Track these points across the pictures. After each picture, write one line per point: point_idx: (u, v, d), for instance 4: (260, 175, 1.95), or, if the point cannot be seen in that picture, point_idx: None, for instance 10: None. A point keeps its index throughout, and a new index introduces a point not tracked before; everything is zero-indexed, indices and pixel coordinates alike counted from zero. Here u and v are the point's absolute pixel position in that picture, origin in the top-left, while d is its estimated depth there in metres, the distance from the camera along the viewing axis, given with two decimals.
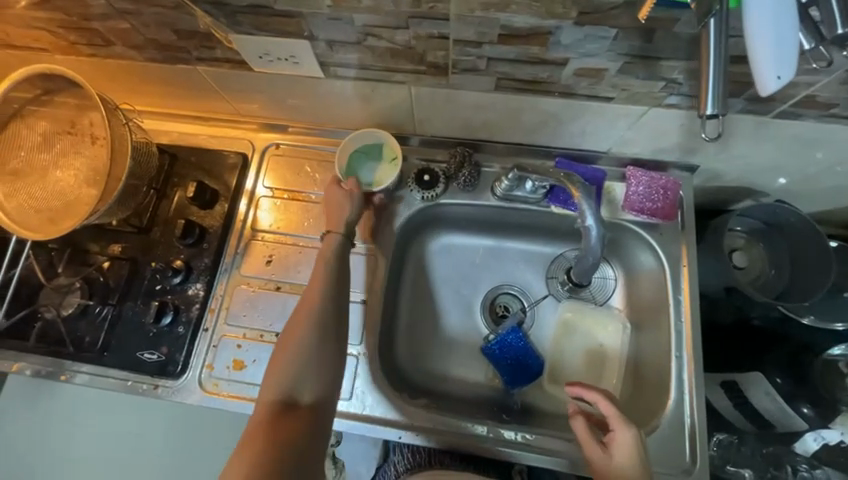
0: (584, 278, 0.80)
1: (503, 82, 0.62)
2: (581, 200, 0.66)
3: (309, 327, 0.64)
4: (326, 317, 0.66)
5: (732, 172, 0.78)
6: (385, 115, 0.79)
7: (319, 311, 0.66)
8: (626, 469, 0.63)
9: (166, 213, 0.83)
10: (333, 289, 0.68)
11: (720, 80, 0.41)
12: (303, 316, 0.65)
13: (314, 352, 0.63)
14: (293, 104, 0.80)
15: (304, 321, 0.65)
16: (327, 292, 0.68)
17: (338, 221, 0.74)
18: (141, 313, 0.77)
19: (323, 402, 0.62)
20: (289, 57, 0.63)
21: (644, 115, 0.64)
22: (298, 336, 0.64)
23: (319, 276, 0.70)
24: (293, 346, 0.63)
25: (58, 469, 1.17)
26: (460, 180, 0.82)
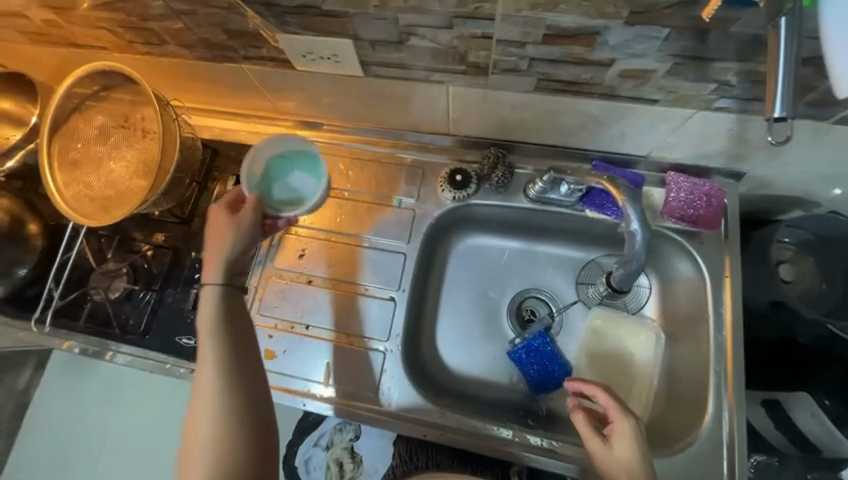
0: (624, 283, 0.78)
1: (543, 83, 0.61)
2: (625, 204, 0.66)
3: (208, 407, 0.58)
4: (222, 384, 0.59)
5: (781, 180, 0.74)
6: (419, 115, 0.79)
7: (207, 383, 0.59)
8: (628, 461, 0.62)
9: (206, 205, 0.86)
10: (229, 360, 0.61)
11: (788, 81, 0.39)
12: (201, 395, 0.59)
13: (224, 440, 0.57)
14: (330, 102, 0.81)
15: (206, 390, 0.59)
16: (217, 365, 0.60)
17: (215, 269, 0.65)
18: (181, 300, 0.81)
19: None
20: (331, 56, 0.65)
21: (690, 119, 0.62)
22: (202, 418, 0.58)
23: (203, 342, 0.62)
24: (203, 434, 0.57)
25: (96, 444, 1.24)
26: (492, 182, 0.81)
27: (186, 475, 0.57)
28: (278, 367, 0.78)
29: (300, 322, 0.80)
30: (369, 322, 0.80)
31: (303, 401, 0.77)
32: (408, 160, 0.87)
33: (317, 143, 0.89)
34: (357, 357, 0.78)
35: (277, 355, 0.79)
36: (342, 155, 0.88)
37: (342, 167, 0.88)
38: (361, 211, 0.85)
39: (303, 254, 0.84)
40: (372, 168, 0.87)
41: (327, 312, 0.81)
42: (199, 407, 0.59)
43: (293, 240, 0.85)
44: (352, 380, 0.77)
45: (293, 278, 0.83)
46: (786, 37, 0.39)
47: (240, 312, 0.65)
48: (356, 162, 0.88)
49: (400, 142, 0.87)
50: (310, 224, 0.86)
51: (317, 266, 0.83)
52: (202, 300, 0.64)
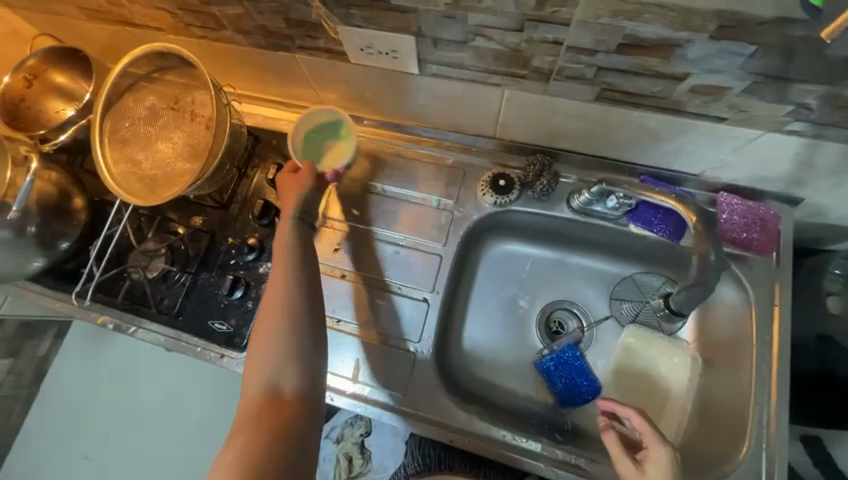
0: (685, 306, 0.73)
1: (605, 93, 0.60)
2: (693, 225, 0.63)
3: (278, 321, 0.63)
4: (293, 306, 0.65)
5: (840, 209, 0.71)
6: (466, 116, 0.78)
7: (284, 298, 0.65)
8: None
9: (245, 192, 0.87)
10: (294, 291, 0.66)
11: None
12: (269, 318, 0.64)
13: (292, 343, 0.63)
14: (376, 97, 0.81)
15: (274, 316, 0.64)
16: (290, 290, 0.66)
17: (292, 203, 0.71)
18: (216, 285, 0.81)
19: (303, 396, 0.62)
20: (389, 51, 0.64)
21: (756, 140, 0.60)
22: (270, 339, 0.63)
23: (277, 275, 0.67)
24: (270, 341, 0.63)
25: (112, 417, 1.26)
26: (535, 189, 0.80)
27: (253, 389, 0.62)
28: None
29: (331, 316, 0.81)
30: (400, 320, 0.79)
31: (330, 395, 0.76)
32: (449, 161, 0.86)
33: (358, 138, 0.88)
34: (386, 356, 0.78)
35: None
36: (382, 151, 0.88)
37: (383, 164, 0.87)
38: (399, 209, 0.85)
39: (339, 248, 0.84)
40: (412, 167, 0.87)
41: (359, 308, 0.81)
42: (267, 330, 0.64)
43: (329, 233, 0.85)
44: (380, 378, 0.77)
45: (327, 270, 0.83)
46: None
47: (312, 246, 0.71)
48: (396, 159, 0.88)
49: (442, 142, 0.87)
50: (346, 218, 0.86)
51: (351, 261, 0.83)
52: (280, 232, 0.70)
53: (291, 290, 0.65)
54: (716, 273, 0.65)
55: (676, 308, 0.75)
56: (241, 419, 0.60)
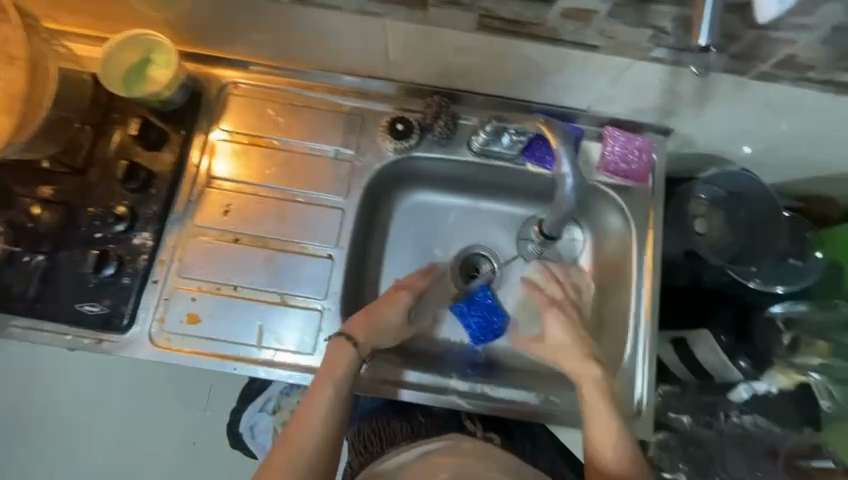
0: (556, 230, 0.76)
1: (485, 20, 0.58)
2: (559, 145, 0.63)
3: (303, 453, 0.63)
4: (305, 443, 0.64)
5: (704, 138, 0.78)
6: (356, 55, 0.72)
7: (309, 438, 0.64)
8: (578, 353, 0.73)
9: (104, 154, 0.73)
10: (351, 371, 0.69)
11: (714, 15, 0.43)
12: (296, 442, 0.64)
13: None
14: (252, 32, 0.71)
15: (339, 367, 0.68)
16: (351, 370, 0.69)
17: (368, 332, 0.71)
18: (79, 262, 0.70)
19: None
20: None
21: (627, 70, 0.62)
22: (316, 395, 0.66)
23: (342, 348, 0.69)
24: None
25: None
26: (435, 132, 0.78)
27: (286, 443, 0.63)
28: (202, 333, 0.72)
29: (227, 284, 0.73)
30: (304, 281, 0.75)
31: (234, 365, 0.71)
32: (345, 107, 0.80)
33: (241, 86, 0.79)
34: (292, 318, 0.73)
35: (201, 318, 0.72)
36: (271, 99, 0.79)
37: (271, 111, 0.79)
38: (294, 163, 0.78)
39: (229, 210, 0.76)
40: (306, 115, 0.79)
41: (258, 274, 0.74)
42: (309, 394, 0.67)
43: (215, 195, 0.76)
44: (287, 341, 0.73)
45: (217, 236, 0.75)
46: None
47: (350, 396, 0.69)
48: (287, 107, 0.79)
49: (337, 86, 0.80)
50: (237, 178, 0.77)
51: (245, 224, 0.75)
52: (336, 354, 0.69)
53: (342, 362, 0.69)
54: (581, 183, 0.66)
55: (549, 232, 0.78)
56: None
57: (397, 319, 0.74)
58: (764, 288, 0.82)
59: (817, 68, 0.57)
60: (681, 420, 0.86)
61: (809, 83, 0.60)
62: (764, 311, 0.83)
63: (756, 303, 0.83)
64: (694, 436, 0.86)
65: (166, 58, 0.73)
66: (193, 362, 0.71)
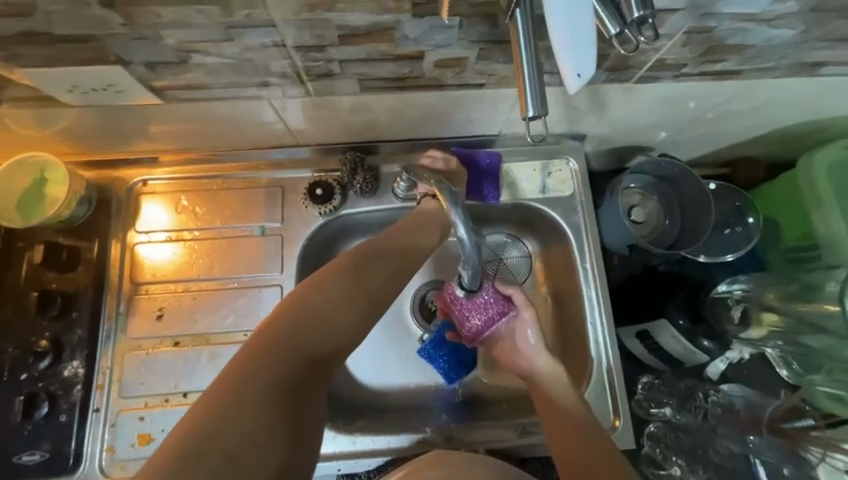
0: (474, 282, 0.66)
1: (366, 83, 0.58)
2: (450, 207, 0.58)
3: (331, 285, 0.55)
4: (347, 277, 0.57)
5: (617, 135, 0.80)
6: (256, 131, 0.71)
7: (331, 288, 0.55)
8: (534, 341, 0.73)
9: (16, 286, 0.70)
10: (300, 334, 0.52)
11: (534, 83, 0.41)
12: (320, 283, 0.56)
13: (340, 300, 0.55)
14: (143, 131, 0.69)
15: (246, 373, 0.47)
16: (281, 356, 0.50)
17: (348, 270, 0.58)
18: (5, 411, 0.65)
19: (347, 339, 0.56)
20: (107, 87, 0.55)
21: (519, 96, 0.64)
22: (242, 378, 0.47)
23: (275, 323, 0.52)
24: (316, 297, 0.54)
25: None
26: (356, 187, 0.77)
27: (207, 405, 0.45)
28: (157, 452, 0.67)
29: (175, 393, 0.70)
30: None
31: None
32: (263, 181, 0.78)
33: (150, 182, 0.77)
34: None
35: (153, 437, 0.68)
36: (187, 189, 0.77)
37: (186, 203, 0.76)
38: (220, 249, 0.76)
39: (162, 314, 0.72)
40: (225, 197, 0.77)
41: (206, 374, 0.71)
42: (219, 387, 0.46)
43: (146, 302, 0.73)
44: None
45: (155, 344, 0.71)
46: (523, 27, 0.41)
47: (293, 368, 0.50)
48: (202, 194, 0.77)
49: (249, 162, 0.78)
50: (164, 277, 0.74)
51: (182, 325, 0.72)
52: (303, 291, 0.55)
53: (279, 345, 0.50)
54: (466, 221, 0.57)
55: (468, 287, 0.68)
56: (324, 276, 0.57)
57: (340, 285, 0.56)
58: (711, 260, 0.87)
59: (688, 65, 0.59)
60: (663, 411, 0.85)
61: (689, 76, 0.62)
62: (711, 292, 0.83)
63: (707, 278, 0.87)
64: (680, 424, 0.84)
65: (61, 174, 0.70)
66: None
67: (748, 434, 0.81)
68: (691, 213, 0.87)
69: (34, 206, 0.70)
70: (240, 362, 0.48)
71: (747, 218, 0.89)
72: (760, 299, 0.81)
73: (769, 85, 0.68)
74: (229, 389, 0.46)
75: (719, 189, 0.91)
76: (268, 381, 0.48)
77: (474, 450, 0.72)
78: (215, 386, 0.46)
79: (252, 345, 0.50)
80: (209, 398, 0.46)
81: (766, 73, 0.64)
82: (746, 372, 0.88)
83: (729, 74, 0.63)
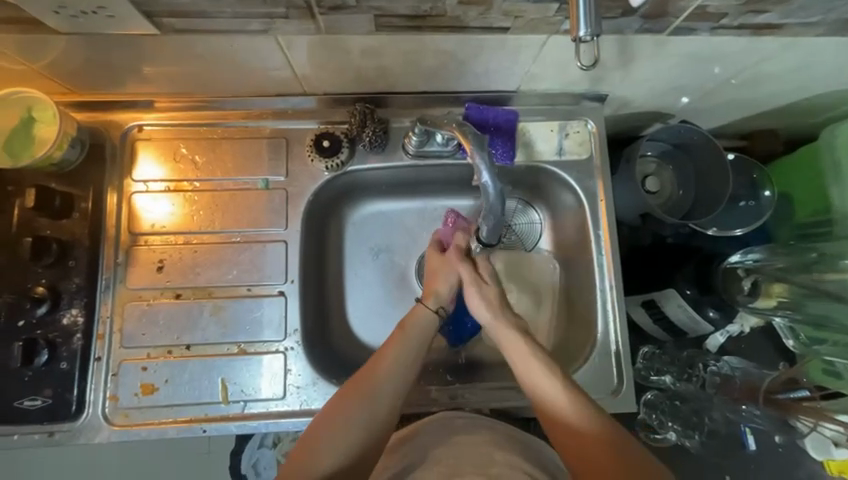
0: (492, 236, 0.67)
1: (382, 19, 0.53)
2: (474, 152, 0.58)
3: (392, 363, 0.63)
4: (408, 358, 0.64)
5: (639, 97, 0.76)
6: (260, 75, 0.66)
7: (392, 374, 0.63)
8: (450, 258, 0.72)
9: (6, 231, 0.66)
10: (406, 355, 0.64)
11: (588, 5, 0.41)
12: (376, 360, 0.64)
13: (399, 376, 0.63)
14: (138, 70, 0.64)
15: (369, 396, 0.61)
16: (400, 365, 0.63)
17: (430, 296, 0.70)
18: (3, 356, 0.64)
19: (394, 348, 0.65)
20: (98, 9, 0.50)
21: (544, 45, 0.59)
22: (362, 401, 0.60)
23: (374, 374, 0.62)
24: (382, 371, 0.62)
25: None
26: (365, 142, 0.73)
27: (343, 406, 0.60)
28: (161, 401, 0.67)
29: (178, 345, 0.69)
30: (260, 323, 0.71)
31: (202, 427, 0.67)
32: (266, 131, 0.74)
33: (147, 128, 0.73)
34: (253, 366, 0.69)
35: (157, 387, 0.67)
36: (185, 136, 0.73)
37: (185, 151, 0.73)
38: (222, 202, 0.73)
39: (163, 266, 0.70)
40: (226, 147, 0.73)
41: (210, 327, 0.70)
42: (348, 395, 0.61)
43: (145, 252, 0.70)
44: (254, 390, 0.69)
45: (156, 296, 0.70)
46: None
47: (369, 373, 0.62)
48: (202, 142, 0.73)
49: (252, 111, 0.74)
50: (164, 228, 0.71)
51: (183, 277, 0.70)
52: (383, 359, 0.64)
53: (383, 381, 0.62)
54: (499, 184, 0.59)
55: (486, 241, 0.68)
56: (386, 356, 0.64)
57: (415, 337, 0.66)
58: (721, 233, 0.84)
59: (730, 14, 0.55)
60: (664, 380, 0.87)
61: (727, 29, 0.58)
62: (722, 263, 0.82)
63: (716, 251, 0.86)
64: (678, 392, 0.87)
65: (50, 114, 0.66)
66: (154, 436, 0.66)
67: (743, 404, 0.82)
68: (707, 183, 0.84)
69: (21, 147, 0.65)
70: (356, 392, 0.61)
71: (763, 192, 0.87)
72: (770, 271, 0.82)
73: (807, 45, 0.64)
74: (355, 402, 0.60)
75: (737, 159, 0.88)
76: (390, 395, 0.62)
77: (476, 410, 0.73)
78: (346, 392, 0.61)
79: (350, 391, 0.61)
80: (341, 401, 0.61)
81: (807, 31, 0.60)
82: (744, 345, 0.89)
83: (769, 28, 0.59)
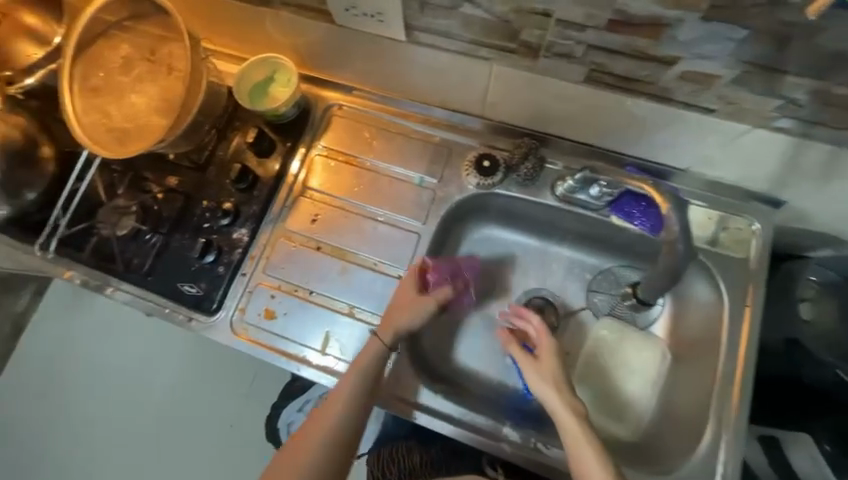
0: (653, 293, 0.71)
1: (593, 74, 0.58)
2: (669, 212, 0.59)
3: (352, 379, 0.69)
4: (365, 386, 0.69)
5: (822, 216, 0.70)
6: (456, 92, 0.76)
7: (347, 395, 0.69)
8: (550, 362, 0.70)
9: (223, 155, 0.84)
10: (366, 380, 0.69)
11: None
12: (361, 362, 0.70)
13: (354, 381, 0.69)
14: (365, 64, 0.78)
15: (334, 404, 0.68)
16: (359, 382, 0.69)
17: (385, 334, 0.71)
18: (185, 246, 0.80)
19: (356, 385, 0.69)
20: (376, 15, 0.63)
21: (742, 136, 0.59)
22: (327, 423, 0.68)
23: (346, 382, 0.69)
24: (354, 374, 0.69)
25: (86, 374, 1.23)
26: (520, 173, 0.78)
27: (334, 398, 0.69)
28: (275, 329, 0.77)
29: (304, 287, 0.79)
30: (373, 297, 0.78)
31: (297, 366, 0.76)
32: (435, 139, 0.83)
33: (343, 108, 0.86)
34: (356, 330, 0.77)
35: (277, 315, 0.78)
36: (369, 123, 0.85)
37: (367, 135, 0.84)
38: (379, 184, 0.83)
39: (316, 220, 0.82)
40: (399, 143, 0.84)
41: (333, 283, 0.79)
42: (355, 370, 0.70)
43: (307, 204, 0.83)
44: (346, 353, 0.76)
45: (302, 242, 0.81)
46: None
47: (360, 376, 0.69)
48: (383, 132, 0.84)
49: (430, 118, 0.83)
50: (327, 190, 0.83)
51: (328, 234, 0.81)
52: (363, 353, 0.70)
53: (347, 382, 0.69)
54: (683, 263, 0.62)
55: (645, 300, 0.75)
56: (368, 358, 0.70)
57: (368, 365, 0.70)
58: None
59: None
60: None
61: None
62: None
63: None
64: None
65: (286, 78, 0.82)
66: (264, 357, 0.76)
67: None
68: None
69: (255, 97, 0.82)
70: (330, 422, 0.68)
71: None
72: None
73: None
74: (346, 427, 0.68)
75: None
76: (349, 388, 0.69)
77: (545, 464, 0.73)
78: (326, 406, 0.69)
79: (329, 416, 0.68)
80: (309, 432, 0.68)
81: None
82: None
83: None
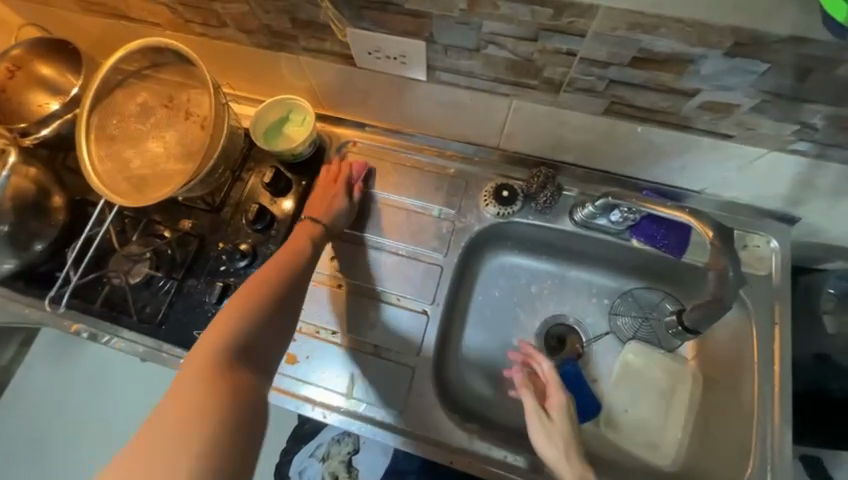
0: (700, 324, 0.70)
1: (614, 106, 0.61)
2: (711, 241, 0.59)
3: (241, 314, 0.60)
4: (271, 317, 0.62)
5: (836, 230, 0.72)
6: (472, 125, 0.77)
7: (214, 354, 0.55)
8: (562, 426, 0.65)
9: (239, 195, 0.83)
10: (257, 312, 0.60)
11: None
12: (241, 300, 0.61)
13: (248, 336, 0.58)
14: (382, 102, 0.79)
15: (201, 373, 0.53)
16: (241, 327, 0.59)
17: (236, 332, 0.58)
18: (201, 292, 0.77)
19: (251, 343, 0.58)
20: (398, 56, 0.64)
21: (759, 159, 0.62)
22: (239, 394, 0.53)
23: (221, 331, 0.57)
24: (227, 325, 0.58)
25: (82, 422, 1.18)
26: (539, 201, 0.78)
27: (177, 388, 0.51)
28: (298, 374, 0.76)
29: (325, 328, 0.78)
30: (396, 332, 0.77)
31: (323, 412, 0.74)
32: (451, 171, 0.83)
33: (358, 144, 0.87)
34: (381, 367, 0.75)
35: (299, 360, 0.77)
36: (385, 158, 0.85)
37: (384, 170, 0.85)
38: (398, 217, 0.82)
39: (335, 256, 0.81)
40: (414, 176, 0.84)
41: (355, 320, 0.78)
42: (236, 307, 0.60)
43: None
44: (373, 394, 0.74)
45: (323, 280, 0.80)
46: None
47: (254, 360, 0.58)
48: (398, 167, 0.85)
49: (445, 151, 0.84)
50: None
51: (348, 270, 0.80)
52: (225, 336, 0.57)
53: (222, 340, 0.57)
54: (734, 289, 0.61)
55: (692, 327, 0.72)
56: (221, 329, 0.57)
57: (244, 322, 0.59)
58: None
59: None
60: None
61: None
62: None
63: None
64: None
65: (301, 118, 0.83)
66: (292, 405, 0.74)
67: None
68: None
69: (271, 138, 0.82)
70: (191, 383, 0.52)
71: None
72: None
73: None
74: (208, 368, 0.53)
75: None
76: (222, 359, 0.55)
77: None
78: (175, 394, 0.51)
79: (207, 392, 0.51)
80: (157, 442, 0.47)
81: None
82: None
83: None
